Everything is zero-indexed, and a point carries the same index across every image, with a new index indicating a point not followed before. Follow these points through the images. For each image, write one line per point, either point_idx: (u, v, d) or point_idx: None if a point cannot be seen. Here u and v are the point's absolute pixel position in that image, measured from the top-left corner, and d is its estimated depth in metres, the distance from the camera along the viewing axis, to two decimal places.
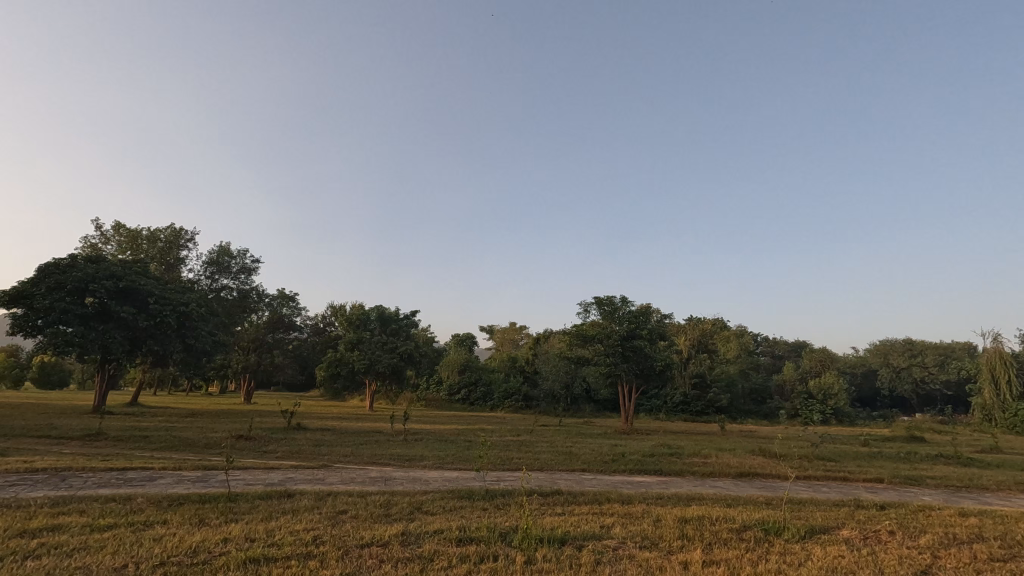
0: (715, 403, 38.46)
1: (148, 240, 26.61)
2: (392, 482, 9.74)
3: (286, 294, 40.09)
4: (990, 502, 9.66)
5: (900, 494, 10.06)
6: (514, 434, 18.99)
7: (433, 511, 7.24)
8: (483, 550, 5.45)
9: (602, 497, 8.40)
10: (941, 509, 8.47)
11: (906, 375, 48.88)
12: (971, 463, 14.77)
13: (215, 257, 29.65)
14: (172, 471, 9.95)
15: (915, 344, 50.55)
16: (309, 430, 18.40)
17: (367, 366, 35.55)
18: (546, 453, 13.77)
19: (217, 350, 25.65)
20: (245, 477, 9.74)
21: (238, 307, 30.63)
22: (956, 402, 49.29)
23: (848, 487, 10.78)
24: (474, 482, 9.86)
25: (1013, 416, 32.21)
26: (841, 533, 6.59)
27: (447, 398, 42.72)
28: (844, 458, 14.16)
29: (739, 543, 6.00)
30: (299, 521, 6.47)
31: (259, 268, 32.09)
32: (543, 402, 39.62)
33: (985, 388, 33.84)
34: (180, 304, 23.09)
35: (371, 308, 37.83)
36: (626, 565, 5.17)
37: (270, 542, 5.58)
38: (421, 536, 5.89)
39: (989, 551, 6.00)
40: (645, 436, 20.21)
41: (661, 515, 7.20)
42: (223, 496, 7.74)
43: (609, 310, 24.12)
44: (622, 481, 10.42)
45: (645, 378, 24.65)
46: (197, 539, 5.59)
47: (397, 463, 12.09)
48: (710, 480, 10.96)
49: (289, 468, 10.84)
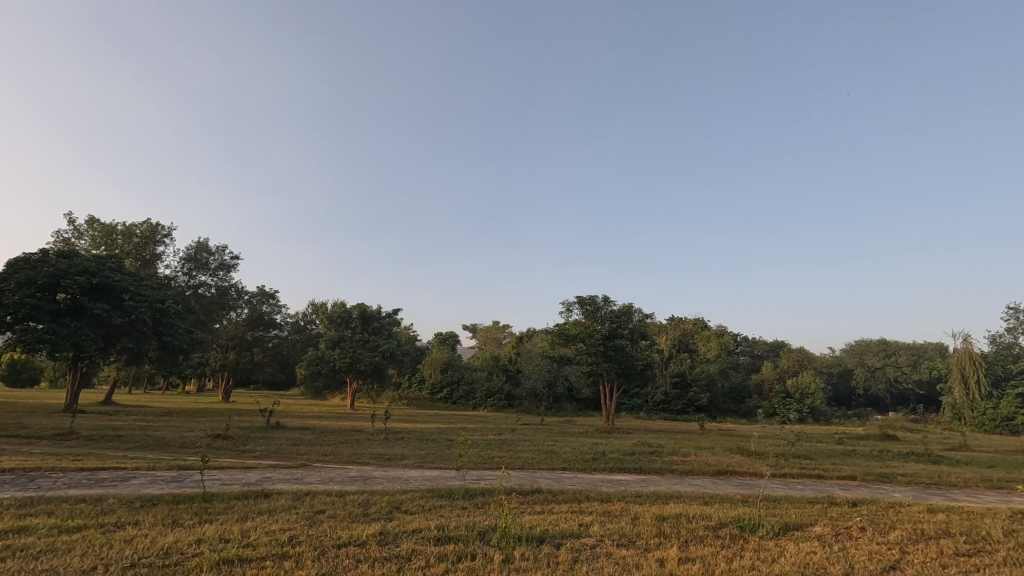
0: (695, 402, 38.99)
1: (123, 235, 26.04)
2: (372, 481, 9.67)
3: (266, 291, 39.60)
4: (957, 499, 9.92)
5: (873, 491, 10.30)
6: (495, 432, 18.95)
7: (412, 510, 7.21)
8: (461, 548, 5.45)
9: (581, 495, 8.44)
10: (911, 505, 8.70)
11: (880, 375, 50.05)
12: (941, 461, 15.13)
13: (193, 253, 29.13)
14: (146, 471, 9.77)
15: (889, 345, 51.87)
16: (288, 429, 18.08)
17: (348, 365, 35.26)
18: (527, 452, 13.76)
19: (194, 348, 25.25)
20: (221, 477, 9.59)
21: (216, 305, 30.11)
22: (928, 401, 50.69)
23: (822, 484, 10.98)
24: (454, 481, 9.82)
25: (983, 414, 33.15)
26: (813, 530, 6.73)
27: (429, 397, 42.52)
28: (819, 457, 14.43)
29: (714, 540, 6.07)
30: (275, 521, 6.39)
31: (238, 264, 31.62)
32: (525, 401, 39.78)
33: (955, 388, 34.78)
34: (156, 300, 22.62)
35: (353, 306, 37.55)
36: (603, 563, 5.19)
37: (244, 542, 5.51)
38: (399, 536, 5.85)
39: (955, 547, 6.17)
40: (626, 435, 20.27)
41: (639, 513, 7.26)
42: (197, 497, 7.62)
43: (591, 309, 24.24)
44: (603, 480, 10.48)
45: (627, 377, 24.82)
46: (170, 539, 5.51)
47: (377, 462, 12.00)
48: (688, 478, 11.08)
49: (266, 468, 10.67)
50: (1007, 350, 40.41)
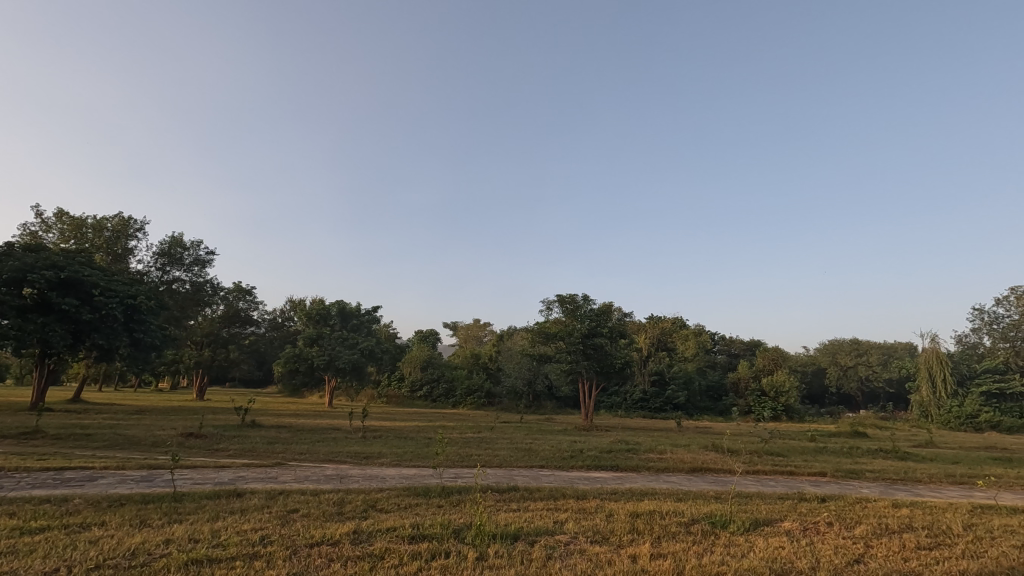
0: (673, 400, 39.33)
1: (93, 228, 25.38)
2: (348, 479, 9.63)
3: (242, 288, 38.56)
4: (922, 494, 10.22)
5: (842, 487, 10.58)
6: (474, 431, 18.86)
7: (388, 509, 7.18)
8: (435, 546, 5.46)
9: (557, 493, 8.48)
10: (877, 500, 8.94)
11: (852, 373, 50.96)
12: (908, 457, 15.52)
13: (167, 248, 28.43)
14: (114, 471, 9.54)
15: (861, 344, 52.92)
16: (264, 427, 17.85)
17: (327, 362, 34.69)
18: (505, 450, 13.79)
19: (167, 345, 24.74)
20: (192, 477, 9.39)
21: (191, 300, 29.56)
22: (898, 399, 51.99)
23: (793, 480, 11.24)
24: (431, 479, 9.85)
25: (948, 412, 34.08)
26: (783, 525, 6.87)
27: (409, 395, 42.31)
28: (791, 453, 14.76)
29: (686, 536, 6.18)
30: (247, 521, 6.29)
31: (213, 260, 31.04)
32: (505, 399, 40.01)
33: (923, 386, 35.66)
34: (128, 296, 22.10)
35: (332, 303, 37.37)
36: (576, 560, 5.24)
37: (214, 542, 5.43)
38: (373, 535, 5.82)
39: (917, 541, 6.36)
40: (603, 434, 20.38)
41: (613, 510, 7.35)
42: (166, 496, 7.48)
43: (571, 308, 24.35)
44: (580, 477, 10.56)
45: (606, 375, 25.00)
46: (138, 540, 5.41)
47: (354, 460, 11.92)
48: (663, 475, 11.27)
49: (240, 467, 10.52)
50: (973, 350, 41.56)
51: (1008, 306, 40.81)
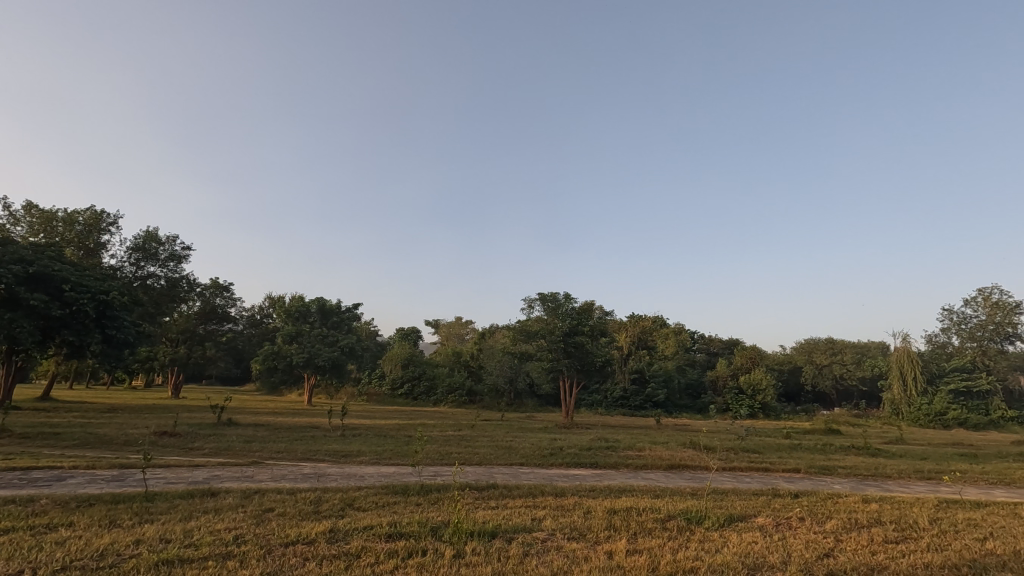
0: (653, 397, 39.90)
1: (64, 222, 24.70)
2: (325, 478, 9.52)
3: (220, 284, 37.59)
4: (891, 489, 10.52)
5: (814, 483, 10.80)
6: (454, 429, 18.85)
7: (365, 507, 7.14)
8: (412, 544, 5.44)
9: (535, 490, 8.52)
10: (848, 496, 9.15)
11: (827, 372, 51.93)
12: (878, 453, 15.96)
13: (141, 243, 27.79)
14: (83, 471, 9.31)
15: (836, 344, 53.94)
16: (240, 426, 17.59)
17: (306, 359, 34.18)
18: (486, 447, 13.83)
19: (141, 342, 24.07)
20: (166, 476, 9.22)
21: (166, 297, 28.98)
22: (870, 398, 53.21)
23: (768, 477, 11.46)
24: (409, 477, 9.81)
25: (918, 410, 34.90)
26: (757, 521, 7.01)
27: (390, 393, 42.08)
28: (767, 450, 15.03)
29: (662, 532, 6.26)
30: (221, 521, 6.20)
31: (189, 255, 30.40)
32: (487, 397, 40.10)
33: (895, 384, 36.47)
34: (99, 292, 21.54)
35: (312, 300, 36.92)
36: (553, 557, 5.27)
37: (187, 542, 5.34)
38: (349, 533, 5.80)
39: (885, 535, 6.53)
40: (584, 431, 20.55)
41: (591, 507, 7.39)
42: (138, 496, 7.32)
43: (553, 306, 24.29)
44: (558, 475, 10.63)
45: (587, 373, 25.17)
46: (106, 541, 5.29)
47: (333, 458, 11.84)
48: (642, 472, 11.39)
49: (215, 466, 10.37)
50: (942, 349, 42.69)
51: (975, 306, 41.99)
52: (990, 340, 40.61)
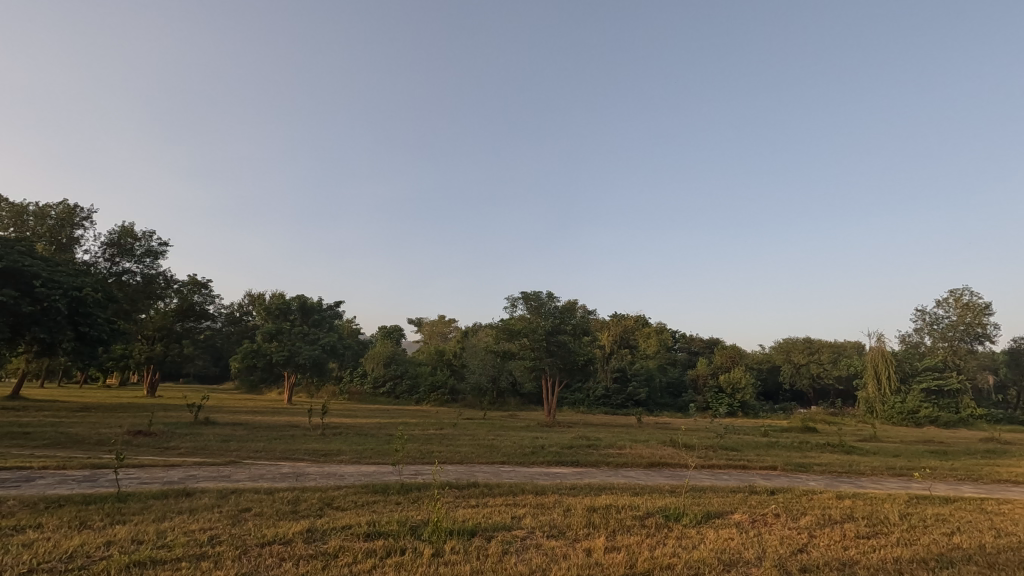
0: (634, 396, 40.36)
1: (36, 216, 24.13)
2: (304, 478, 9.40)
3: (198, 280, 36.64)
4: (864, 486, 10.77)
5: (790, 480, 11.01)
6: (436, 428, 18.77)
7: (344, 506, 7.08)
8: (390, 543, 5.42)
9: (516, 489, 8.54)
10: (822, 492, 9.34)
11: (805, 371, 52.87)
12: (853, 451, 16.30)
13: (116, 239, 27.19)
14: (53, 471, 9.09)
15: (813, 343, 54.86)
16: (218, 425, 17.32)
17: (286, 358, 33.77)
18: (467, 446, 13.81)
19: (116, 340, 23.49)
20: (139, 476, 9.05)
21: (142, 293, 28.38)
22: (846, 396, 54.29)
23: (746, 474, 11.62)
24: (389, 476, 9.76)
25: (891, 408, 35.71)
26: (733, 517, 7.11)
27: (372, 391, 41.80)
28: (745, 448, 15.25)
29: (641, 530, 6.32)
30: (196, 521, 6.11)
31: (166, 251, 29.85)
32: (470, 395, 40.04)
33: (869, 383, 37.21)
34: (72, 288, 21.03)
35: (292, 298, 36.48)
36: (532, 555, 5.27)
37: (160, 543, 5.25)
38: (327, 533, 5.74)
39: (856, 530, 6.68)
40: (565, 429, 20.62)
41: (571, 505, 7.43)
42: (109, 497, 7.16)
43: (536, 305, 24.44)
44: (540, 473, 10.68)
45: (569, 372, 25.31)
46: (76, 543, 5.16)
47: (312, 458, 11.72)
48: (622, 470, 11.46)
49: (191, 466, 10.19)
50: (915, 348, 43.78)
51: (947, 307, 43.10)
52: (960, 340, 41.83)
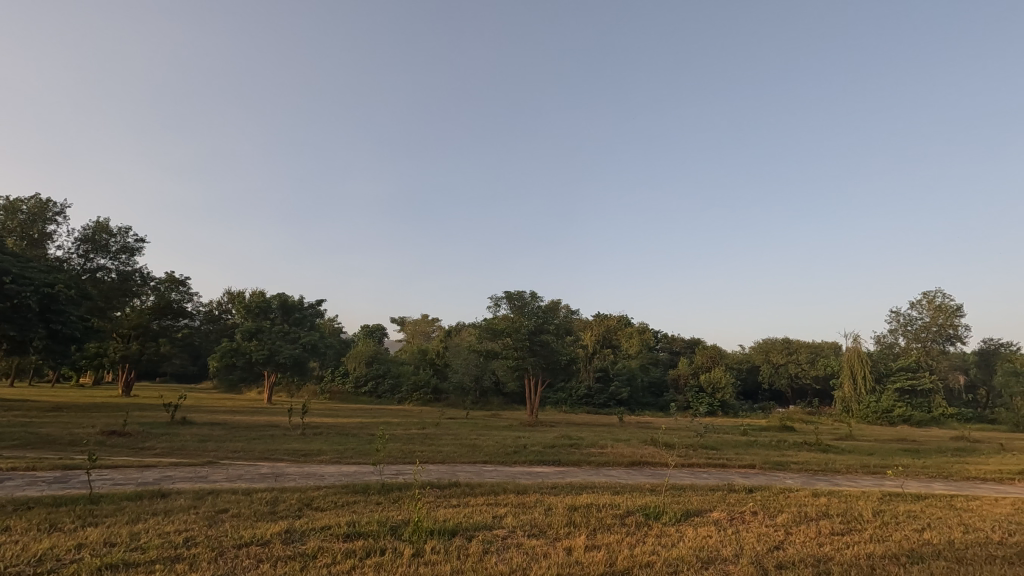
0: (616, 395, 40.64)
1: (6, 211, 23.48)
2: (283, 478, 9.29)
3: (175, 278, 36.10)
4: (839, 483, 10.97)
5: (767, 478, 11.19)
6: (418, 427, 18.69)
7: (324, 507, 7.01)
8: (370, 544, 5.38)
9: (498, 488, 8.55)
10: (799, 490, 9.50)
11: (783, 371, 53.76)
12: (830, 449, 16.60)
13: (90, 234, 26.63)
14: (22, 472, 8.87)
15: (791, 344, 55.71)
16: (195, 425, 17.04)
17: (266, 357, 33.35)
18: (449, 446, 13.78)
19: (89, 338, 22.96)
20: (113, 477, 8.87)
21: (117, 291, 27.77)
22: (823, 395, 55.27)
23: (725, 473, 11.77)
24: (369, 476, 9.69)
25: (867, 408, 36.48)
26: (711, 515, 7.20)
27: (353, 391, 41.49)
28: (725, 446, 15.46)
29: (621, 528, 6.37)
30: (170, 523, 5.99)
31: (142, 248, 29.27)
32: (452, 395, 39.92)
33: (845, 382, 37.95)
34: (44, 284, 20.51)
35: (273, 296, 35.99)
36: (513, 554, 5.28)
37: (133, 545, 5.14)
38: (306, 534, 5.68)
39: (831, 527, 6.81)
40: (547, 429, 20.67)
41: (552, 504, 7.46)
42: (81, 499, 6.98)
43: (518, 304, 24.43)
44: (522, 472, 10.70)
45: (552, 371, 25.36)
46: (45, 546, 5.02)
47: (292, 458, 11.59)
48: (604, 469, 11.53)
49: (167, 466, 10.00)
50: (889, 349, 44.78)
51: (920, 308, 44.12)
52: (933, 340, 42.90)
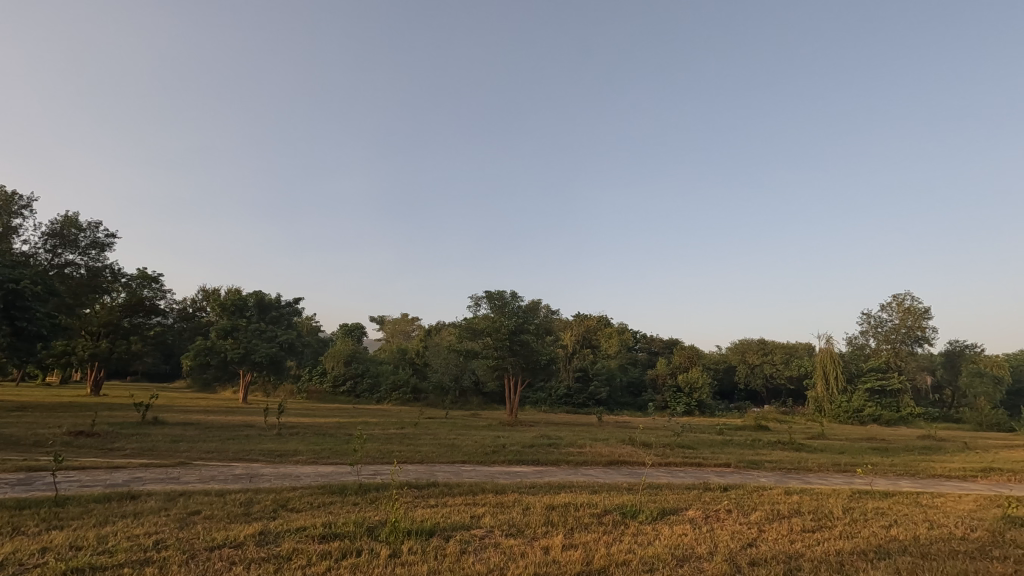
0: (595, 395, 40.92)
1: None
2: (258, 479, 9.14)
3: (148, 274, 35.38)
4: (811, 482, 11.22)
5: (742, 477, 11.37)
6: (397, 427, 18.59)
7: (299, 508, 6.92)
8: (346, 545, 5.33)
9: (477, 488, 8.53)
10: (772, 488, 9.67)
11: (758, 371, 54.70)
12: (802, 448, 16.96)
13: (58, 229, 25.85)
14: None
15: (767, 344, 56.65)
16: (167, 425, 16.68)
17: (242, 355, 32.77)
18: (428, 446, 13.72)
19: (56, 336, 22.29)
20: (80, 478, 8.63)
21: (86, 287, 26.99)
22: (796, 395, 56.38)
23: (701, 471, 11.94)
24: (346, 477, 9.59)
25: (839, 407, 37.35)
26: (687, 514, 7.30)
27: (331, 390, 41.03)
28: (701, 446, 15.69)
29: (598, 527, 6.42)
30: (139, 525, 5.85)
31: (113, 243, 28.52)
32: (432, 395, 39.72)
33: (818, 383, 38.75)
34: (9, 280, 19.85)
35: (249, 294, 35.39)
36: (490, 554, 5.28)
37: (100, 549, 5.02)
38: (281, 536, 5.60)
39: (802, 524, 6.96)
40: (526, 428, 20.72)
41: (530, 503, 7.48)
42: (46, 501, 6.78)
43: (499, 304, 24.39)
44: (501, 472, 10.69)
45: (532, 371, 25.42)
46: (7, 550, 4.87)
47: (267, 458, 11.42)
48: (582, 469, 11.60)
49: (138, 467, 9.78)
50: (861, 350, 45.86)
51: (890, 310, 45.25)
52: (902, 342, 44.04)
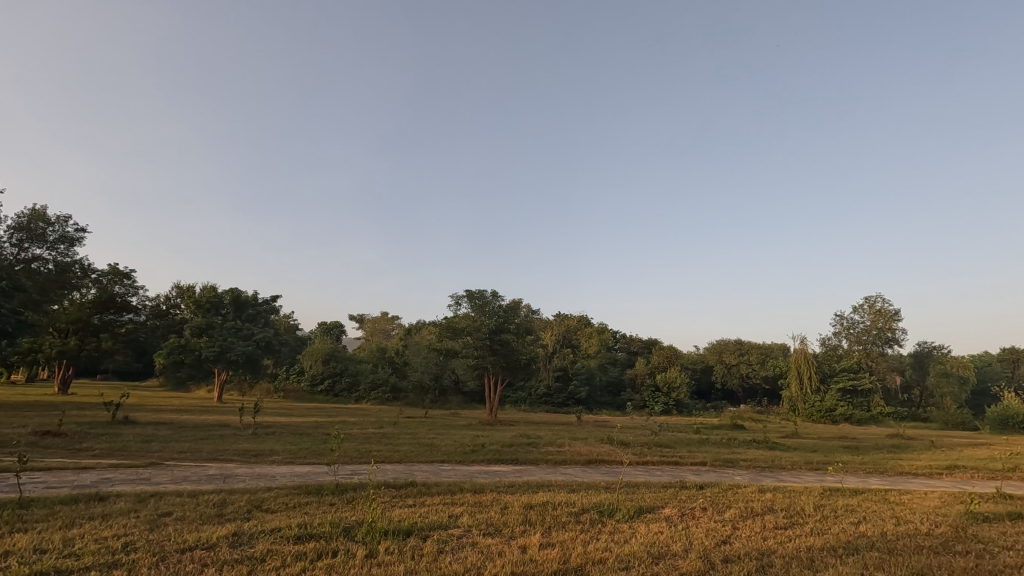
0: (575, 394, 41.17)
1: None
2: (233, 479, 8.98)
3: (119, 270, 34.56)
4: (783, 479, 11.47)
5: (717, 475, 11.53)
6: (376, 427, 18.50)
7: (275, 508, 6.83)
8: (322, 546, 5.28)
9: (454, 488, 8.50)
10: (746, 486, 9.83)
11: (735, 371, 55.61)
12: (776, 447, 17.30)
13: (26, 223, 25.12)
14: None
15: (743, 345, 57.56)
16: (138, 425, 16.31)
17: (217, 354, 32.18)
18: (407, 445, 13.63)
19: (22, 332, 21.62)
20: (47, 480, 8.39)
21: (54, 283, 26.25)
22: (772, 395, 57.42)
23: (677, 470, 12.11)
24: (323, 477, 9.47)
25: (812, 407, 38.20)
26: (663, 512, 7.39)
27: (309, 389, 40.54)
28: (678, 445, 15.90)
29: (575, 525, 6.46)
30: (108, 527, 5.71)
31: (82, 239, 27.83)
32: (411, 394, 39.48)
33: (792, 382, 39.52)
34: None
35: (225, 291, 34.75)
36: (468, 554, 5.28)
37: (66, 552, 4.89)
38: (255, 537, 5.52)
39: (775, 521, 7.11)
40: (506, 427, 20.74)
41: (508, 502, 7.50)
42: (9, 503, 6.57)
43: (479, 303, 24.28)
44: (479, 472, 10.67)
45: (512, 370, 25.42)
46: None
47: (242, 458, 11.23)
48: (561, 468, 11.65)
49: (107, 467, 9.55)
50: (834, 350, 46.91)
51: (862, 313, 46.34)
52: (873, 343, 45.14)
